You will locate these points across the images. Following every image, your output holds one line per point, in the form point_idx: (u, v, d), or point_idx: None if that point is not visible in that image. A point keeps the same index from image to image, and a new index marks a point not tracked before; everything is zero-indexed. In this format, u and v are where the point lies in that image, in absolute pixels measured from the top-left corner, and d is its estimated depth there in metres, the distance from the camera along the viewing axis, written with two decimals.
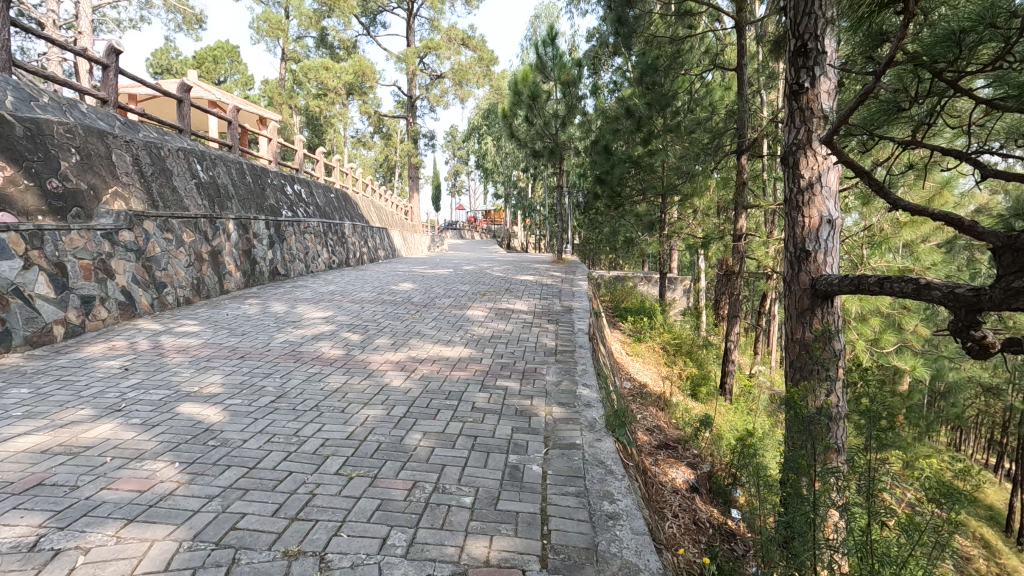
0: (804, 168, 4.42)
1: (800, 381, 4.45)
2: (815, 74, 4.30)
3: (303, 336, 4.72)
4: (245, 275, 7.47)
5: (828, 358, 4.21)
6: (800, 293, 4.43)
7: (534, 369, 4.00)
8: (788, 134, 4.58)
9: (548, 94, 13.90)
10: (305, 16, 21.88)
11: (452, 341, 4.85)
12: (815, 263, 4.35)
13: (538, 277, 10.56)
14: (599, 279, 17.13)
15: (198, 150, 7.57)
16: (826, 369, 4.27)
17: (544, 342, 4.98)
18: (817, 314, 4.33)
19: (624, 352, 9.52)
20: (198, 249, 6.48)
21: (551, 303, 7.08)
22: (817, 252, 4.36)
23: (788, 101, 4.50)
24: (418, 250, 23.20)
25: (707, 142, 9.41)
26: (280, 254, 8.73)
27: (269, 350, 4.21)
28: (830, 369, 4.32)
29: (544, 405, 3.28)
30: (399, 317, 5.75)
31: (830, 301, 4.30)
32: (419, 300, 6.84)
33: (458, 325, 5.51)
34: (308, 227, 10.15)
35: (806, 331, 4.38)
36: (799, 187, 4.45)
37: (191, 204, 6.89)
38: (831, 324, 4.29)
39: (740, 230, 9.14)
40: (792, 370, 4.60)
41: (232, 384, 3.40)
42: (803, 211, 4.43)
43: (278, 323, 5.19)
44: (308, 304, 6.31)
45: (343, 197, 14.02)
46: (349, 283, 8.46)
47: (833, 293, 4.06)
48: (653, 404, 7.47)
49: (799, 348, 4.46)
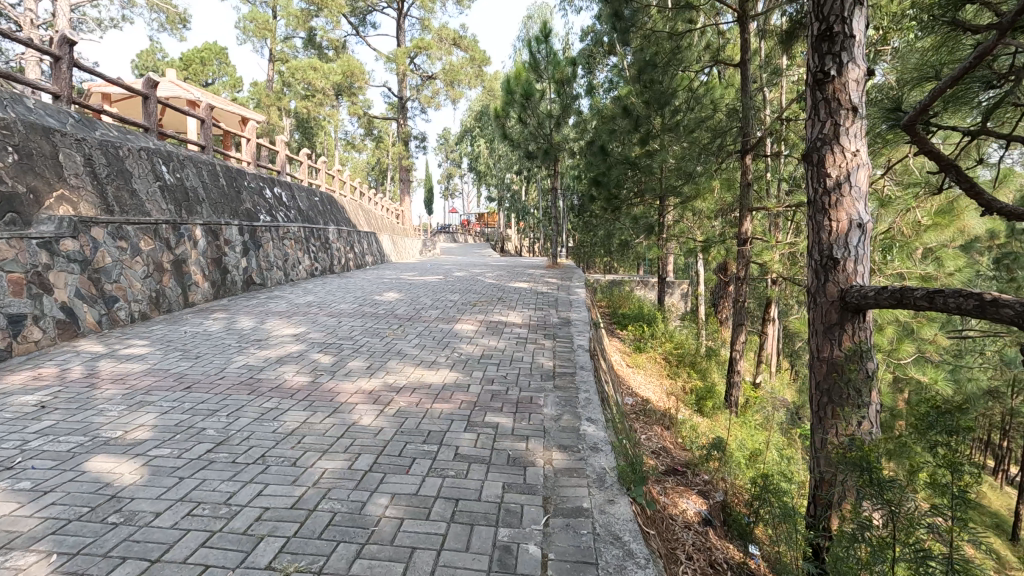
0: (830, 166, 3.88)
1: (830, 407, 3.88)
2: (842, 60, 3.79)
3: (267, 359, 4.15)
4: (214, 286, 6.88)
5: (863, 380, 3.72)
6: (826, 306, 3.89)
7: (529, 400, 3.45)
8: (810, 128, 4.02)
9: (541, 93, 13.37)
10: (293, 16, 21.29)
11: (437, 363, 4.30)
12: (844, 272, 3.81)
13: (533, 283, 10.02)
14: (596, 284, 16.62)
15: (164, 150, 6.98)
16: (861, 394, 3.73)
17: (540, 363, 4.42)
18: (846, 330, 3.80)
19: (624, 364, 8.98)
20: (159, 259, 5.89)
21: (547, 315, 6.53)
22: (846, 260, 3.81)
23: (811, 92, 3.98)
24: (409, 254, 22.64)
25: (710, 143, 8.87)
26: (256, 262, 8.15)
27: (221, 379, 3.63)
28: (863, 393, 3.79)
29: (543, 450, 2.73)
30: (379, 333, 5.19)
31: (862, 315, 3.76)
32: (403, 312, 6.28)
33: (444, 343, 4.95)
34: (287, 232, 9.58)
35: (835, 350, 3.84)
36: (825, 188, 3.90)
37: (154, 209, 6.30)
38: (863, 341, 3.75)
39: (746, 234, 8.57)
40: (818, 393, 4.02)
41: (169, 425, 2.82)
42: (830, 213, 3.88)
43: (241, 343, 4.60)
44: (280, 318, 5.73)
45: (329, 201, 13.44)
46: (330, 292, 7.86)
47: (869, 306, 3.52)
48: (658, 424, 6.93)
49: (827, 369, 3.90)
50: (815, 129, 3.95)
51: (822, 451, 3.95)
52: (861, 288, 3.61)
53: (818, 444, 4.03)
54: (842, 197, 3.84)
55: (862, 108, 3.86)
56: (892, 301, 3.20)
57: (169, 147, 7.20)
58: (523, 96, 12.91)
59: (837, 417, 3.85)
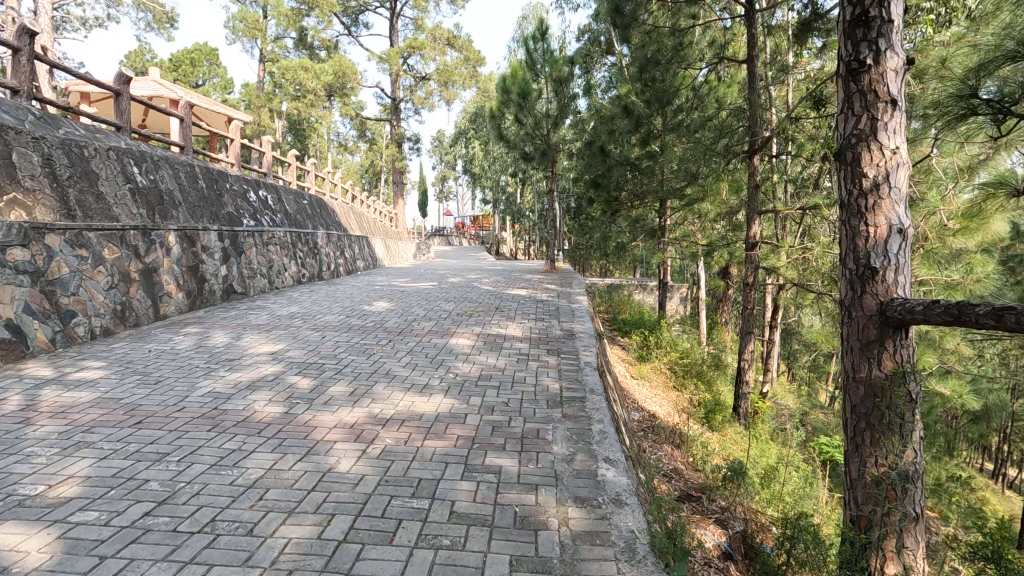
0: (866, 164, 3.43)
1: (867, 434, 3.38)
2: (879, 47, 3.34)
3: (236, 383, 3.67)
4: (189, 296, 6.38)
5: (905, 406, 3.20)
6: (863, 321, 3.41)
7: (535, 436, 3.00)
8: (842, 124, 3.57)
9: (538, 92, 12.91)
10: (283, 16, 20.75)
11: (430, 387, 3.83)
12: (883, 283, 3.34)
13: (532, 290, 9.53)
14: (594, 288, 16.19)
15: (136, 150, 6.49)
16: (904, 422, 3.22)
17: (545, 386, 3.95)
18: (887, 348, 3.31)
19: (629, 375, 8.52)
20: (125, 268, 5.39)
21: (549, 326, 6.07)
22: (886, 269, 3.35)
23: (843, 84, 3.53)
24: (402, 259, 22.10)
25: (717, 143, 8.47)
26: (238, 270, 7.66)
27: (179, 411, 3.14)
28: (908, 421, 3.25)
29: (556, 505, 2.27)
30: (366, 350, 4.70)
31: (905, 332, 3.29)
32: (393, 325, 5.80)
33: (438, 361, 4.47)
34: (273, 237, 9.08)
35: (874, 371, 3.35)
36: (861, 189, 3.45)
37: (123, 213, 5.80)
38: (906, 360, 3.28)
39: (754, 237, 8.09)
40: (854, 418, 3.52)
41: (104, 477, 2.33)
42: (866, 218, 3.42)
43: (209, 364, 4.10)
44: (258, 333, 5.24)
45: (318, 204, 12.93)
46: (316, 302, 7.37)
47: (916, 322, 3.05)
48: (667, 442, 6.51)
49: (864, 392, 3.41)
50: (848, 124, 3.50)
51: (858, 484, 3.45)
52: (904, 303, 3.15)
53: (852, 474, 3.52)
54: (879, 199, 3.39)
55: (902, 101, 3.41)
56: (946, 318, 2.74)
57: (142, 147, 6.71)
58: (519, 95, 12.48)
59: (876, 445, 3.35)
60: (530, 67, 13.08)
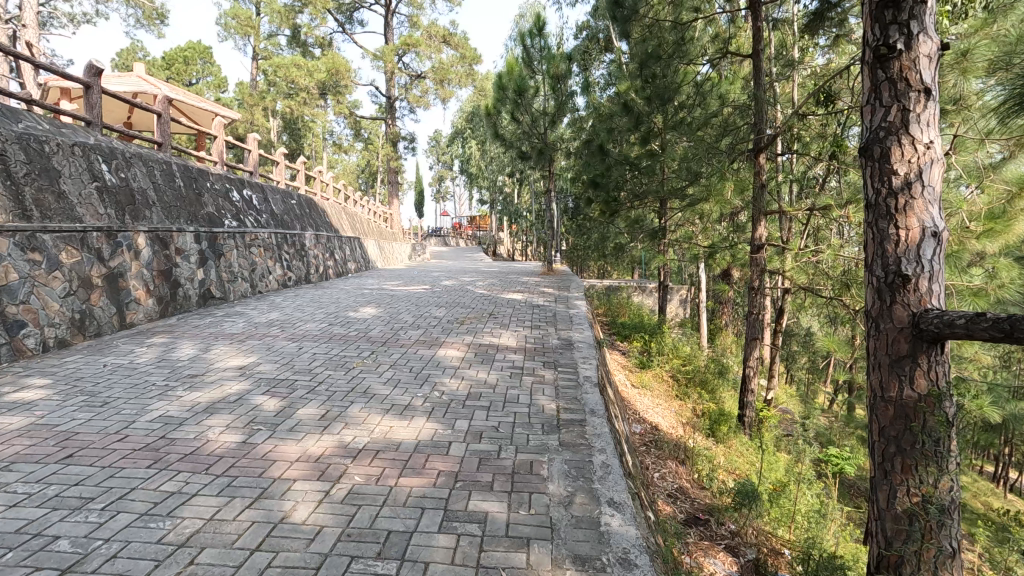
0: (896, 160, 2.96)
1: (897, 459, 2.92)
2: (911, 31, 2.88)
3: (193, 405, 3.26)
4: (161, 301, 5.97)
5: (942, 429, 2.75)
6: (893, 335, 2.94)
7: (528, 471, 2.61)
8: (867, 117, 3.11)
9: (535, 90, 12.53)
10: (276, 12, 20.28)
11: (412, 408, 3.43)
12: (915, 293, 2.87)
13: (528, 294, 9.14)
14: (593, 289, 15.84)
15: (105, 146, 6.06)
16: (940, 446, 2.77)
17: (540, 406, 3.56)
18: (919, 365, 2.84)
19: (629, 384, 8.11)
20: (86, 273, 4.99)
21: (545, 335, 5.68)
22: (918, 277, 2.88)
23: (870, 73, 3.07)
24: (398, 260, 21.71)
25: (721, 142, 8.09)
26: (216, 273, 7.26)
27: (121, 441, 2.73)
28: (946, 445, 2.80)
29: (550, 567, 1.87)
30: (345, 364, 4.30)
31: (941, 346, 2.83)
32: (378, 334, 5.40)
33: (423, 377, 4.08)
34: (256, 239, 8.68)
35: (906, 391, 2.88)
36: (889, 188, 2.98)
37: (89, 213, 5.38)
38: (942, 378, 2.82)
39: (760, 239, 7.71)
40: (881, 441, 3.04)
41: (6, 534, 1.93)
42: (896, 219, 2.95)
43: (168, 382, 3.70)
44: (230, 344, 4.83)
45: (308, 204, 12.53)
46: (299, 307, 6.97)
47: (956, 337, 2.58)
48: (672, 458, 6.12)
49: (895, 414, 2.94)
50: (875, 117, 3.04)
51: (887, 515, 2.98)
52: (941, 315, 2.69)
53: (880, 503, 3.05)
54: (911, 199, 2.92)
55: (935, 92, 2.95)
56: (994, 335, 2.29)
57: (112, 143, 6.29)
58: (516, 92, 12.06)
59: (908, 473, 2.89)
60: (527, 63, 12.64)
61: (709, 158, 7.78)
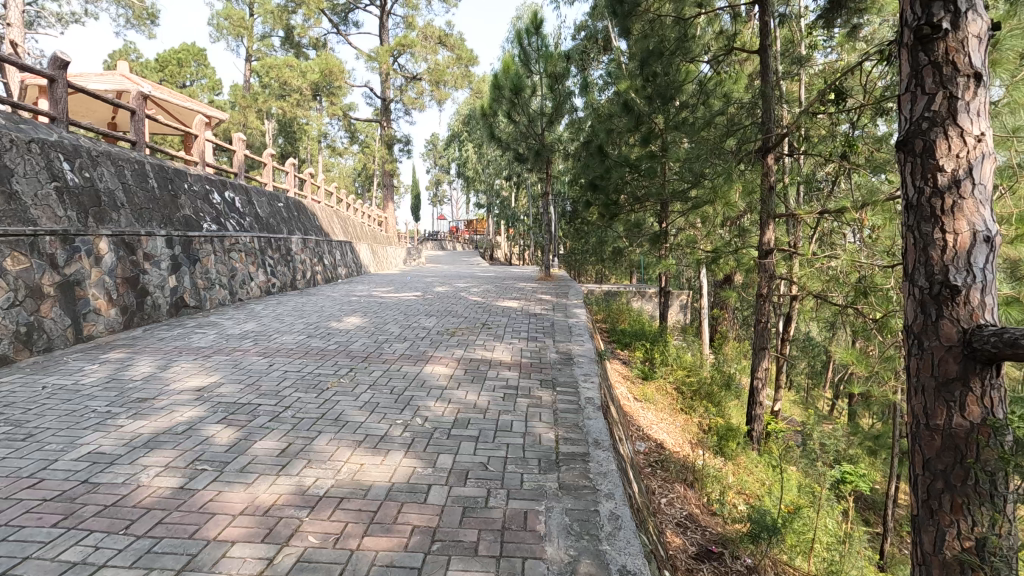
0: (940, 155, 2.32)
1: (947, 497, 2.26)
2: (959, 8, 2.28)
3: (130, 439, 2.79)
4: (124, 311, 5.52)
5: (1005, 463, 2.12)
6: (939, 354, 2.30)
7: (521, 527, 2.16)
8: (903, 108, 2.48)
9: (532, 90, 12.12)
10: (269, 13, 19.86)
11: (389, 439, 2.97)
12: (966, 309, 2.24)
13: (524, 301, 8.70)
14: (591, 294, 15.42)
15: (68, 142, 5.60)
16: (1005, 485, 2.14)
17: (537, 436, 3.12)
18: (972, 390, 2.21)
19: (631, 398, 7.64)
20: (36, 282, 4.53)
21: (542, 348, 5.23)
22: (970, 289, 2.24)
23: (909, 56, 2.44)
24: (392, 265, 21.25)
25: (725, 142, 7.54)
26: (190, 280, 6.79)
27: (31, 489, 2.27)
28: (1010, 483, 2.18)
29: None
30: (317, 384, 3.84)
31: (998, 368, 2.20)
32: (361, 348, 4.95)
33: (405, 400, 3.62)
34: (236, 243, 8.21)
35: (955, 419, 2.24)
36: (933, 187, 2.34)
37: (44, 216, 4.92)
38: (1000, 406, 2.19)
39: (768, 244, 7.25)
40: (923, 473, 2.37)
41: None
42: (943, 222, 2.30)
43: (111, 407, 3.24)
44: (194, 359, 4.38)
45: (296, 206, 12.07)
46: (280, 316, 6.52)
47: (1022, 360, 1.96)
48: (678, 480, 5.65)
49: (942, 445, 2.29)
50: (915, 106, 2.41)
51: (933, 562, 2.31)
52: (1000, 332, 2.07)
53: (923, 546, 2.38)
54: (960, 198, 2.28)
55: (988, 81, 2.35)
56: None
57: (77, 140, 5.83)
58: (512, 91, 11.63)
59: (959, 513, 2.23)
60: (523, 62, 12.19)
61: (714, 158, 7.30)
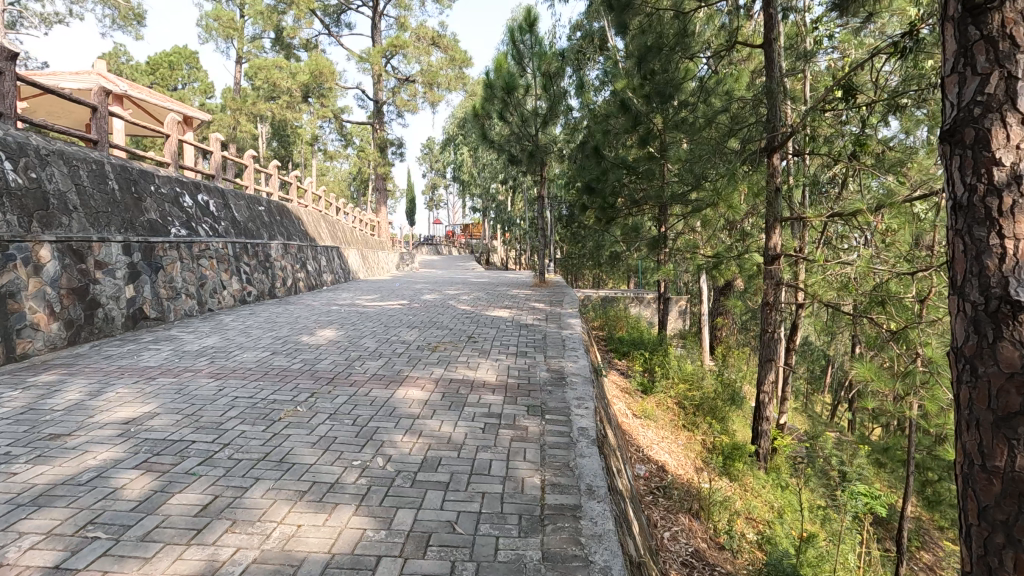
0: (998, 146, 1.58)
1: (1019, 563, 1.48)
2: None
3: (16, 493, 2.28)
4: (68, 325, 5.01)
5: None
6: (1000, 380, 1.53)
7: None
8: (945, 96, 1.73)
9: (526, 90, 11.63)
10: (259, 14, 19.36)
11: (339, 489, 2.45)
12: None
13: (516, 311, 8.19)
14: (588, 300, 14.92)
15: (12, 140, 5.07)
16: None
17: (521, 480, 2.61)
18: None
19: (630, 414, 7.11)
20: None
21: (532, 365, 4.73)
22: None
23: (952, 32, 1.71)
24: (384, 271, 20.71)
25: (728, 142, 7.04)
26: (151, 290, 6.28)
27: None
28: None
29: None
30: (268, 414, 3.32)
31: None
32: (329, 367, 4.43)
33: (368, 433, 3.10)
34: (207, 248, 7.69)
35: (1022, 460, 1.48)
36: (988, 184, 1.59)
37: None
38: None
39: (775, 249, 6.67)
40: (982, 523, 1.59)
41: None
42: (998, 227, 1.56)
43: (11, 446, 2.73)
44: (134, 382, 3.87)
45: (279, 210, 11.56)
46: (249, 329, 6.01)
47: None
48: (682, 510, 5.12)
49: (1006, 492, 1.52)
50: (962, 90, 1.67)
51: None
52: None
53: None
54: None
55: None
56: None
57: (25, 138, 5.31)
58: (504, 90, 11.12)
59: None
60: (516, 61, 11.76)
61: (716, 158, 6.81)
